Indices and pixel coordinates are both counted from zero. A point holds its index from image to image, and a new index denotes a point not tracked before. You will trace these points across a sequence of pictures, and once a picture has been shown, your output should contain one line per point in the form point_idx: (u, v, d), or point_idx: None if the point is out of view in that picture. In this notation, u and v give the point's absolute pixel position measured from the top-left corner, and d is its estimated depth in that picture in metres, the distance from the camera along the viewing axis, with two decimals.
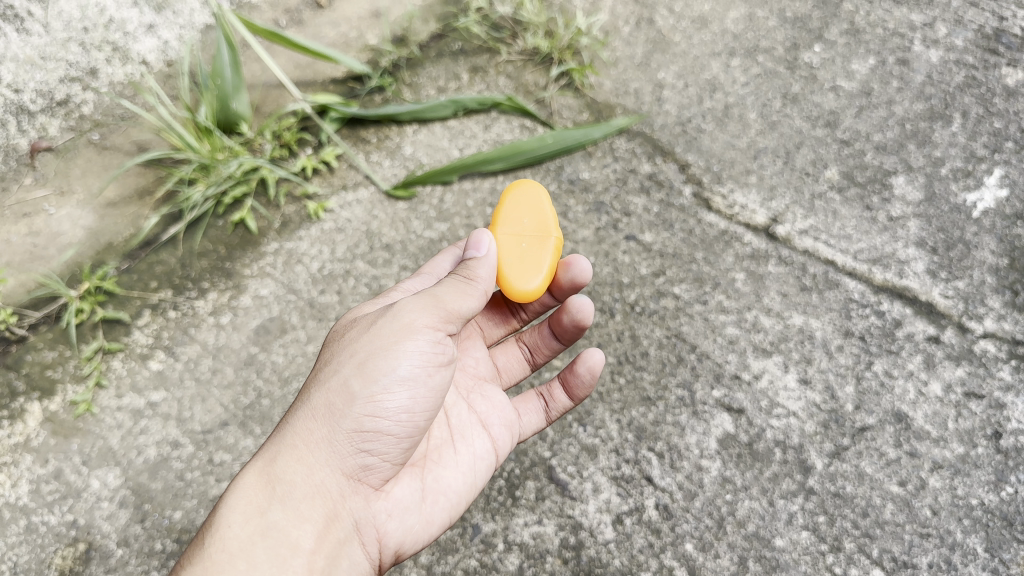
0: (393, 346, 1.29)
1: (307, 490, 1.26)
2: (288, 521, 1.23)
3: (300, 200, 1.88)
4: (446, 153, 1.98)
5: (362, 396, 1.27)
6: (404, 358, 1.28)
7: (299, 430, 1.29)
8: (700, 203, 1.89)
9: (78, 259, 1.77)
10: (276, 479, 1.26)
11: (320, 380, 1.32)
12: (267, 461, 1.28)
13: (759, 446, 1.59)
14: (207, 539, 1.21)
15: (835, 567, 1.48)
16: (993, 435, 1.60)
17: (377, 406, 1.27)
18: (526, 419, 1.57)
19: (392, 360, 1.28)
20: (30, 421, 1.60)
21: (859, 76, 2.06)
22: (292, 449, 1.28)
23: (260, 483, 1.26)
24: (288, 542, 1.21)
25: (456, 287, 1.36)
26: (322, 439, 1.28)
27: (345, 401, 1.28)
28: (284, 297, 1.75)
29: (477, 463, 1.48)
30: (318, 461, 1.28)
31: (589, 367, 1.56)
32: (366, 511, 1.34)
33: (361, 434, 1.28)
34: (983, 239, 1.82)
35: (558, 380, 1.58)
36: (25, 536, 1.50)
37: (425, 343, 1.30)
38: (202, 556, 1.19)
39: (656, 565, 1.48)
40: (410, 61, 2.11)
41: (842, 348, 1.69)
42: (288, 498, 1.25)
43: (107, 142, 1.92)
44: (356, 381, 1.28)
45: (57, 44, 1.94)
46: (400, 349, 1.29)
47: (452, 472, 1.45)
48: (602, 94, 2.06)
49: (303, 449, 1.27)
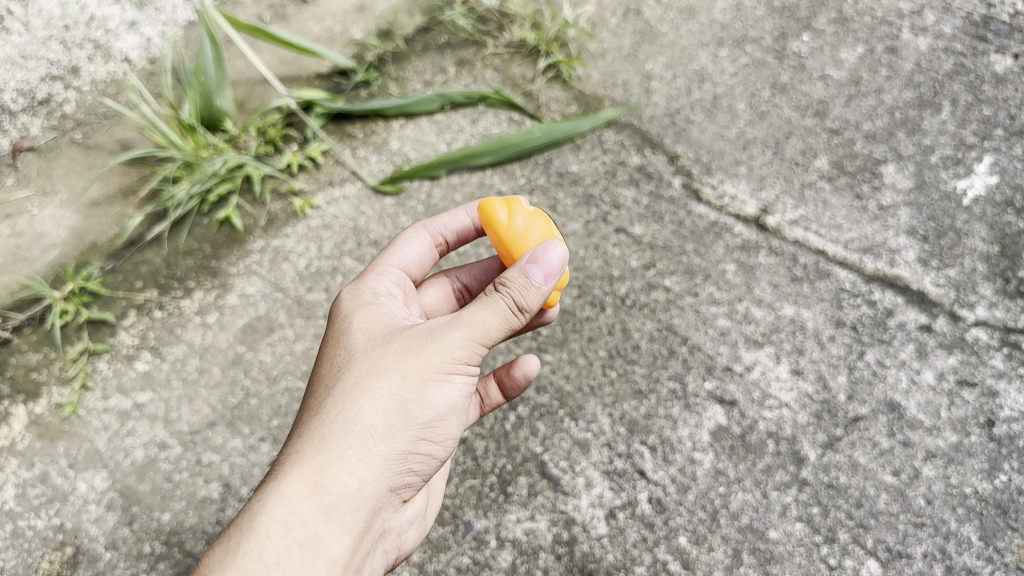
0: (447, 372, 1.25)
1: (352, 504, 1.21)
2: (330, 535, 1.18)
3: (286, 197, 1.86)
4: (433, 148, 1.96)
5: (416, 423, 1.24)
6: (454, 385, 1.26)
7: (349, 443, 1.21)
8: (689, 194, 1.88)
9: (62, 260, 1.75)
10: (324, 491, 1.19)
11: (367, 388, 1.24)
12: (313, 470, 1.20)
13: (752, 438, 1.58)
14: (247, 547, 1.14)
15: (830, 558, 1.47)
16: (986, 423, 1.59)
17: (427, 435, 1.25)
18: (466, 413, 1.54)
19: (445, 386, 1.25)
20: (15, 424, 1.58)
21: (848, 65, 2.05)
22: (343, 461, 1.20)
23: (306, 492, 1.18)
24: (330, 557, 1.17)
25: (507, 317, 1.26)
26: (374, 458, 1.22)
27: (398, 422, 1.23)
28: (271, 296, 1.73)
29: (452, 459, 1.52)
30: (367, 477, 1.21)
31: (525, 372, 1.51)
32: (393, 520, 1.32)
33: (408, 455, 1.25)
34: (974, 227, 1.82)
35: (494, 378, 1.53)
36: (11, 541, 1.48)
37: (471, 370, 1.28)
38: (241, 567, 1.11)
39: (650, 559, 1.47)
40: (395, 55, 2.09)
41: (835, 339, 1.68)
42: (335, 513, 1.19)
43: (91, 142, 1.89)
44: (409, 403, 1.23)
45: (37, 43, 1.92)
46: (452, 375, 1.26)
47: (447, 473, 1.49)
48: (590, 86, 2.05)
49: (354, 463, 1.20)
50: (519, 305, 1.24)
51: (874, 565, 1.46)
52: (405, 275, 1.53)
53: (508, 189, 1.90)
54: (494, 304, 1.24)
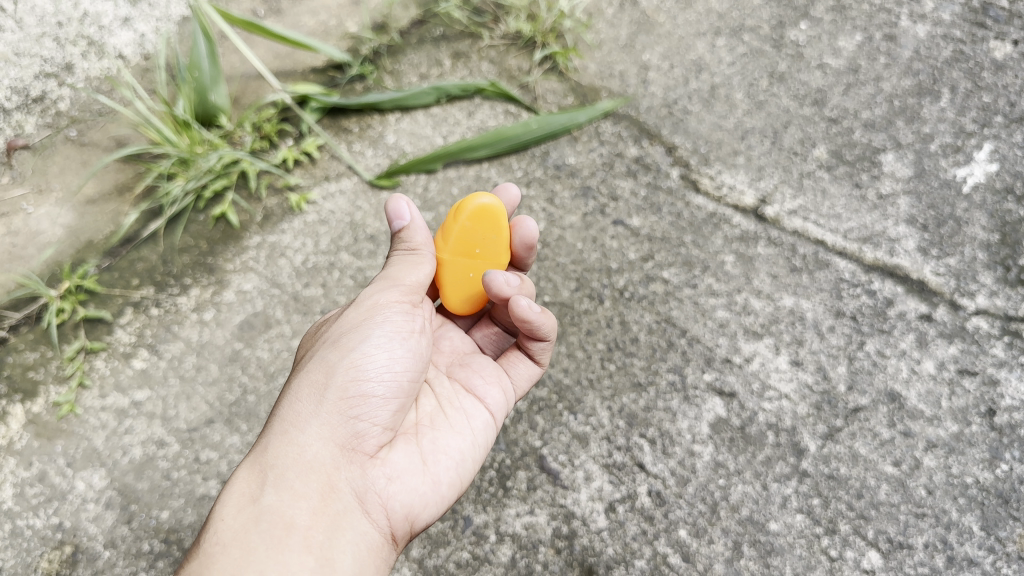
0: (362, 321, 1.33)
1: (298, 468, 1.23)
2: (281, 502, 1.19)
3: (282, 192, 1.85)
4: (429, 141, 1.95)
5: (340, 367, 1.29)
6: (373, 325, 1.32)
7: (286, 416, 1.29)
8: (687, 185, 1.87)
9: (58, 258, 1.74)
10: (267, 466, 1.24)
11: (313, 360, 1.33)
12: (259, 454, 1.27)
13: (752, 429, 1.57)
14: (203, 538, 1.19)
15: (831, 549, 1.47)
16: (987, 412, 1.59)
17: (357, 370, 1.29)
18: (516, 377, 1.55)
19: (363, 331, 1.32)
20: (12, 423, 1.57)
21: (846, 53, 2.04)
22: (282, 434, 1.27)
23: (253, 474, 1.24)
24: (284, 520, 1.17)
25: (407, 259, 1.39)
26: (309, 415, 1.27)
27: (321, 379, 1.29)
28: (267, 292, 1.72)
29: (471, 424, 1.44)
30: (308, 439, 1.26)
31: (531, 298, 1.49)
32: (365, 479, 1.28)
33: (346, 400, 1.28)
34: (974, 215, 1.81)
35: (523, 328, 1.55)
36: (10, 540, 1.48)
37: (388, 305, 1.34)
38: (201, 556, 1.15)
39: (650, 552, 1.47)
40: (390, 48, 2.07)
41: (834, 329, 1.68)
42: (281, 481, 1.22)
43: (86, 139, 1.88)
44: (329, 358, 1.31)
45: (30, 40, 1.94)
46: (369, 319, 1.33)
47: (448, 434, 1.40)
48: (586, 77, 2.03)
49: (291, 430, 1.27)
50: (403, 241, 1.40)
51: (875, 556, 1.46)
52: None
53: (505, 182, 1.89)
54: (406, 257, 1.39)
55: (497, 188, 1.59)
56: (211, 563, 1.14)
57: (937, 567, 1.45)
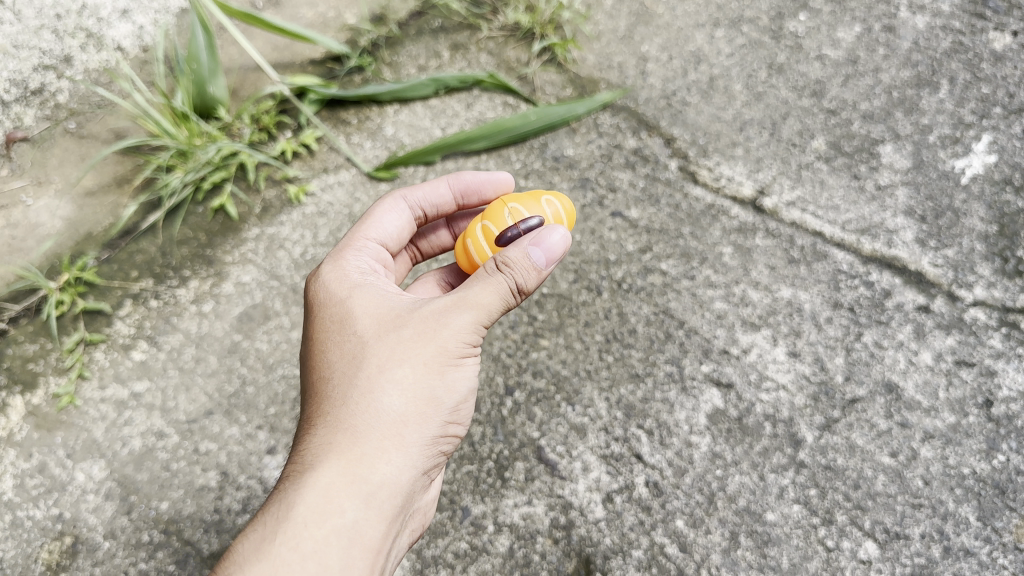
0: (462, 357, 1.25)
1: (388, 489, 1.20)
2: (366, 522, 1.17)
3: (280, 184, 1.85)
4: (428, 133, 1.95)
5: (444, 407, 1.26)
6: (466, 368, 1.27)
7: (383, 432, 1.21)
8: (686, 176, 1.87)
9: (57, 250, 1.75)
10: (360, 481, 1.18)
11: (418, 378, 1.22)
12: (350, 463, 1.19)
13: (749, 420, 1.58)
14: (279, 545, 1.12)
15: (828, 539, 1.47)
16: (985, 403, 1.59)
17: (452, 413, 1.28)
18: None
19: (461, 371, 1.26)
20: (12, 415, 1.58)
21: (845, 44, 2.04)
22: (379, 451, 1.20)
23: (343, 487, 1.17)
24: (371, 545, 1.17)
25: (492, 280, 1.23)
26: (411, 442, 1.22)
27: (427, 409, 1.24)
28: (266, 284, 1.73)
29: None
30: (402, 463, 1.22)
31: None
32: (416, 496, 1.32)
33: (438, 439, 1.27)
34: (972, 206, 1.81)
35: None
36: (11, 531, 1.49)
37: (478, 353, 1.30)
38: (290, 571, 1.10)
39: (647, 542, 1.47)
40: (389, 40, 2.07)
41: (832, 320, 1.68)
42: (373, 501, 1.18)
43: (84, 131, 1.88)
44: (437, 389, 1.24)
45: (29, 32, 1.95)
46: (465, 359, 1.26)
47: None
48: (585, 69, 2.03)
49: (390, 450, 1.21)
50: (519, 286, 1.23)
51: (872, 546, 1.46)
52: (383, 248, 1.49)
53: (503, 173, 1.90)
54: (497, 283, 1.22)
55: (492, 175, 1.58)
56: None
57: (934, 557, 1.46)
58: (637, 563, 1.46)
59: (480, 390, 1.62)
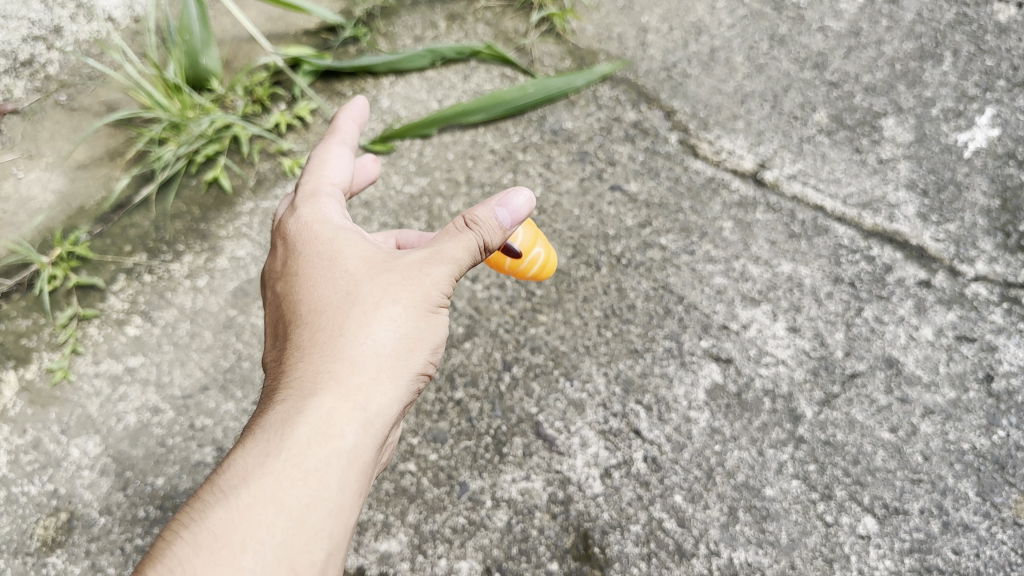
0: (443, 303, 1.26)
1: (382, 421, 1.19)
2: (362, 449, 1.16)
3: (275, 157, 1.83)
4: (424, 105, 1.93)
5: (431, 346, 1.25)
6: (444, 315, 1.28)
7: (376, 362, 1.19)
8: (686, 150, 1.85)
9: (49, 224, 1.72)
10: (358, 407, 1.16)
11: (403, 312, 1.22)
12: (344, 387, 1.17)
13: (748, 395, 1.57)
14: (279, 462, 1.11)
15: (827, 515, 1.46)
16: (985, 378, 1.58)
17: (436, 355, 1.28)
18: None
19: (441, 316, 1.27)
20: (6, 391, 1.56)
21: (848, 16, 2.01)
22: (375, 382, 1.18)
23: (338, 408, 1.15)
24: (364, 471, 1.16)
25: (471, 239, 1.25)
26: (403, 375, 1.21)
27: (415, 346, 1.23)
28: (262, 258, 1.71)
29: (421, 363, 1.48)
30: (395, 398, 1.20)
31: None
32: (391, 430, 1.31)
33: (422, 377, 1.27)
34: (975, 180, 1.79)
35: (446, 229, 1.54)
36: (5, 507, 1.48)
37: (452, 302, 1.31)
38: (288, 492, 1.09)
39: (645, 517, 1.46)
40: (385, 10, 2.04)
41: (832, 295, 1.66)
42: (370, 428, 1.17)
43: (76, 103, 1.85)
44: (421, 328, 1.24)
45: (17, 2, 1.92)
46: (444, 306, 1.27)
47: None
48: (584, 40, 2.00)
49: (385, 383, 1.19)
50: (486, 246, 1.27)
51: (871, 522, 1.45)
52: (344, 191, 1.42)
53: (501, 146, 1.88)
54: (468, 241, 1.25)
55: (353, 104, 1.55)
56: (290, 490, 1.10)
57: (933, 532, 1.45)
58: (635, 538, 1.44)
59: (478, 365, 1.61)
